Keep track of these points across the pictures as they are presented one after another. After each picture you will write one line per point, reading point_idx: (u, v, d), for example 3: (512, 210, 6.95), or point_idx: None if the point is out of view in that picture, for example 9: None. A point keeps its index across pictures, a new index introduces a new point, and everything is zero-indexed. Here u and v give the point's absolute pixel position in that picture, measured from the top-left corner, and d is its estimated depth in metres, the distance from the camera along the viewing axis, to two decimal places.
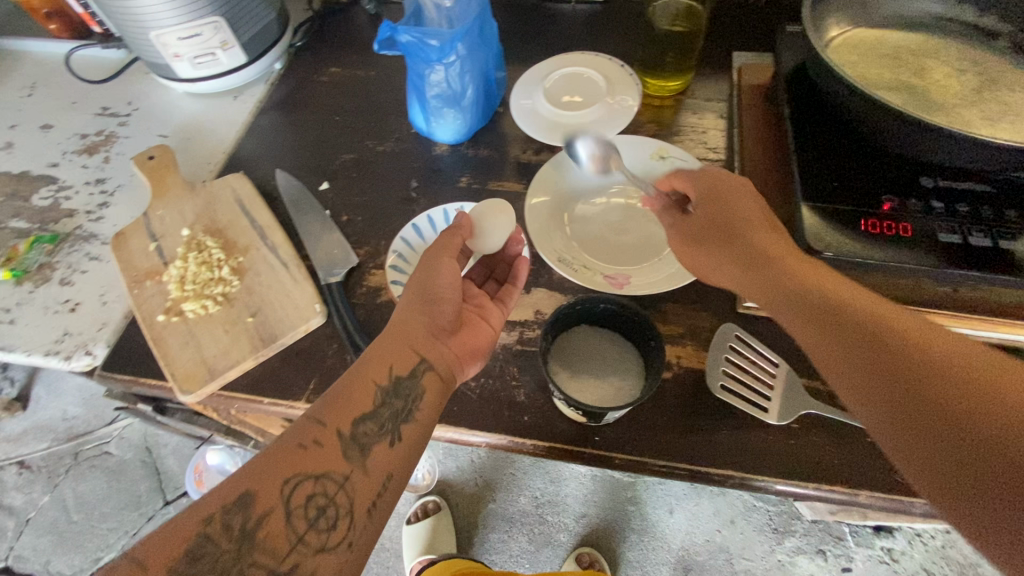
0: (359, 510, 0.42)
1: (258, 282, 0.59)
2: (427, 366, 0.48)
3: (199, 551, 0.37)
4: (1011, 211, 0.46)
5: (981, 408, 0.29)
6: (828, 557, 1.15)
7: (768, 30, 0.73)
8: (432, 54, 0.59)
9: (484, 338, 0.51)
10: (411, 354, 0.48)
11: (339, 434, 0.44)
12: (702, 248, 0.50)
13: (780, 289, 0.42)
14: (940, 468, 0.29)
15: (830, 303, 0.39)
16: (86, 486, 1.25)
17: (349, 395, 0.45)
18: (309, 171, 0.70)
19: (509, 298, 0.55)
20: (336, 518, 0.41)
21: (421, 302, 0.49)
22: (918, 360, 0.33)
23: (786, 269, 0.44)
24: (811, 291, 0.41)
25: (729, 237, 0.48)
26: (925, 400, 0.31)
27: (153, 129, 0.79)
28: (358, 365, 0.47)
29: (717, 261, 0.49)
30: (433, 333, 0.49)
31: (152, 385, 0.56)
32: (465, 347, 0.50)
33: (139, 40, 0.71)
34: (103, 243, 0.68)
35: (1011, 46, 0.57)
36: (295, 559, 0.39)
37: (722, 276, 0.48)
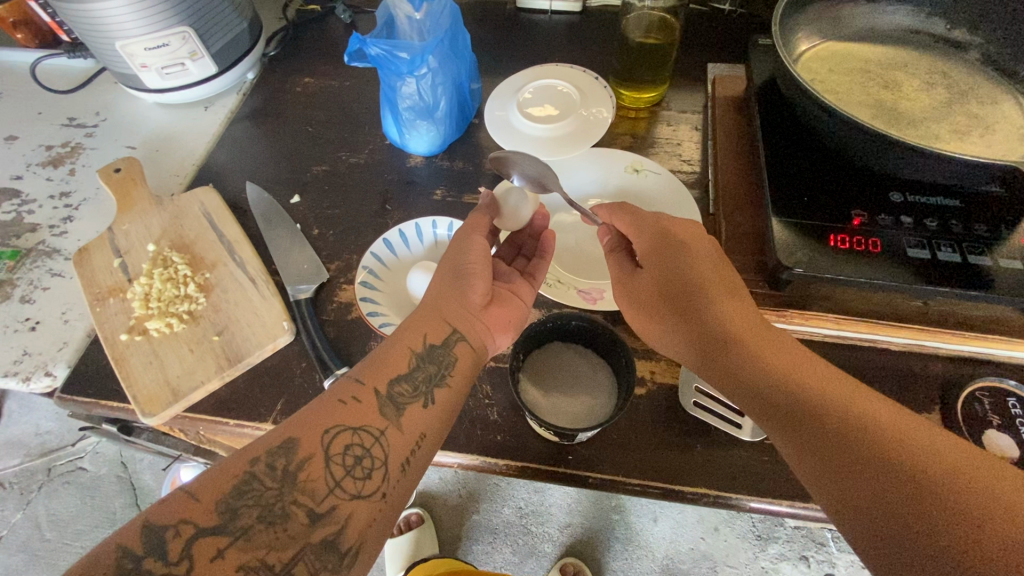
0: (394, 464, 0.41)
1: (225, 299, 0.58)
2: (459, 337, 0.48)
3: (245, 488, 0.37)
4: (978, 225, 0.46)
5: (911, 482, 0.30)
6: (811, 563, 1.15)
7: (742, 41, 0.74)
8: (402, 66, 0.58)
9: (514, 311, 0.51)
10: (444, 325, 0.48)
11: (376, 392, 0.44)
12: (636, 288, 0.50)
13: (720, 344, 0.43)
14: (880, 541, 0.30)
15: (768, 366, 0.40)
16: (59, 503, 1.21)
17: (387, 362, 0.45)
18: (281, 184, 0.69)
19: (538, 272, 0.55)
20: (372, 469, 0.40)
21: (451, 277, 0.50)
22: (853, 430, 0.34)
23: (727, 322, 0.44)
24: (739, 341, 0.42)
25: (670, 285, 0.47)
26: (861, 474, 0.32)
27: (121, 140, 0.77)
28: (398, 334, 0.48)
29: (657, 309, 0.48)
30: (463, 306, 0.49)
31: (113, 407, 0.54)
32: (497, 319, 0.50)
33: (105, 50, 0.69)
34: (66, 259, 0.66)
35: (980, 58, 0.58)
36: (332, 503, 0.39)
37: (650, 322, 0.48)
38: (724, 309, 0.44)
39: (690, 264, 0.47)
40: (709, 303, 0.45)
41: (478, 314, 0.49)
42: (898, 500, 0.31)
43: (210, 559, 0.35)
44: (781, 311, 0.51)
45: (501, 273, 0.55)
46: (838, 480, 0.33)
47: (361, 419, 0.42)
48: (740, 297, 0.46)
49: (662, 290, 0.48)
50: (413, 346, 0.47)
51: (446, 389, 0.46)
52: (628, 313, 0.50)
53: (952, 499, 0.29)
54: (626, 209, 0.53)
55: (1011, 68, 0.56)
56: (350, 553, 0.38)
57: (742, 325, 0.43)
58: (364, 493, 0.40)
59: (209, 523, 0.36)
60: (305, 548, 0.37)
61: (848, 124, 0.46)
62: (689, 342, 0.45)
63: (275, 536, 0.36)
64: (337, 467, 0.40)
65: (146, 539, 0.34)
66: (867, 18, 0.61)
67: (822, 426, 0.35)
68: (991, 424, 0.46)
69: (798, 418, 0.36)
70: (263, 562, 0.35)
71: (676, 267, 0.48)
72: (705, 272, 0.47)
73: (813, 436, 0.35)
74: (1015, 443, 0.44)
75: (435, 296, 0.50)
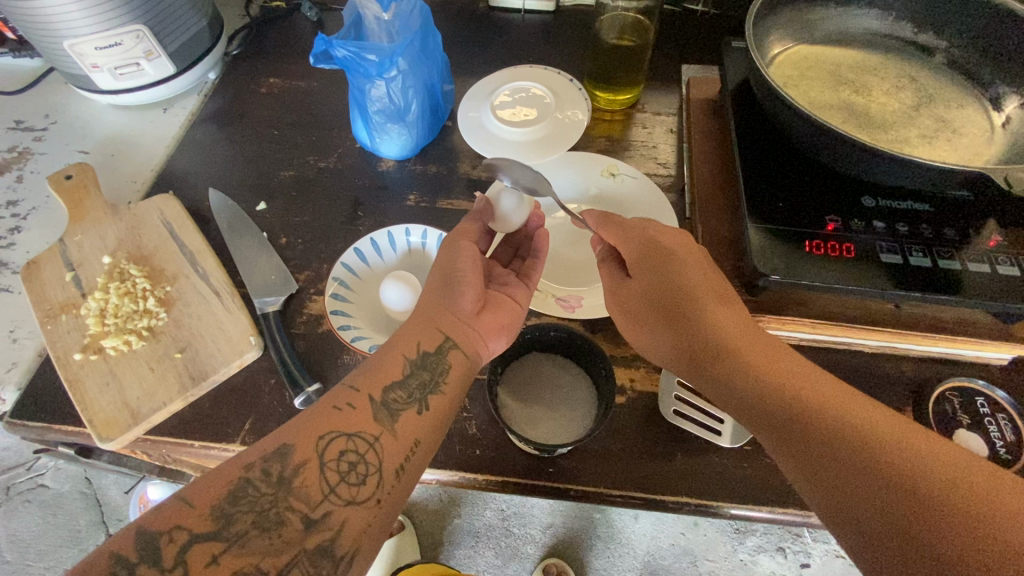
0: (389, 470, 0.40)
1: (187, 314, 0.55)
2: (453, 344, 0.46)
3: (241, 493, 0.36)
4: (947, 230, 0.47)
5: (893, 476, 0.31)
6: (788, 554, 1.17)
7: (715, 43, 0.74)
8: (371, 69, 0.56)
9: (510, 313, 0.49)
10: (437, 332, 0.46)
11: (371, 399, 0.42)
12: (625, 300, 0.49)
13: (708, 353, 0.42)
14: (876, 542, 0.30)
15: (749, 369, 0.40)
16: (18, 523, 1.14)
17: (381, 367, 0.43)
18: (246, 189, 0.66)
19: (534, 273, 0.53)
20: (368, 474, 0.39)
21: (441, 284, 0.48)
22: (838, 428, 0.34)
23: (713, 327, 0.43)
24: (725, 346, 0.42)
25: (658, 295, 0.47)
26: (848, 471, 0.33)
27: (72, 144, 0.73)
28: (392, 342, 0.45)
29: (646, 323, 0.47)
30: (455, 313, 0.47)
31: (68, 431, 0.51)
32: (493, 323, 0.48)
33: (51, 49, 0.65)
34: (14, 273, 0.62)
35: (946, 63, 0.59)
36: (327, 509, 0.37)
37: (640, 331, 0.48)
38: (714, 316, 0.44)
39: (681, 277, 0.46)
40: (700, 315, 0.44)
41: (472, 322, 0.47)
42: (885, 505, 0.31)
43: (205, 565, 0.34)
44: (757, 316, 0.51)
45: (497, 279, 0.53)
46: (826, 482, 0.33)
47: (361, 423, 0.40)
48: (734, 306, 0.45)
49: (654, 303, 0.47)
50: (409, 352, 0.45)
51: (443, 389, 0.44)
52: (620, 322, 0.50)
53: (935, 497, 0.29)
54: (610, 219, 0.52)
55: (975, 72, 0.57)
56: (345, 561, 0.36)
57: (734, 332, 0.43)
58: (361, 498, 0.38)
59: (203, 529, 0.35)
60: (301, 554, 0.35)
61: (822, 131, 0.46)
62: (677, 348, 0.45)
63: (269, 542, 0.35)
64: (333, 472, 0.38)
65: (140, 543, 0.34)
66: (837, 22, 0.61)
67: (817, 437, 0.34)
68: (960, 424, 0.47)
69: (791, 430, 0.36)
70: (259, 566, 0.34)
71: (661, 273, 0.47)
72: (692, 279, 0.46)
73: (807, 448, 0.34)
74: (984, 444, 0.46)
75: (423, 306, 0.47)
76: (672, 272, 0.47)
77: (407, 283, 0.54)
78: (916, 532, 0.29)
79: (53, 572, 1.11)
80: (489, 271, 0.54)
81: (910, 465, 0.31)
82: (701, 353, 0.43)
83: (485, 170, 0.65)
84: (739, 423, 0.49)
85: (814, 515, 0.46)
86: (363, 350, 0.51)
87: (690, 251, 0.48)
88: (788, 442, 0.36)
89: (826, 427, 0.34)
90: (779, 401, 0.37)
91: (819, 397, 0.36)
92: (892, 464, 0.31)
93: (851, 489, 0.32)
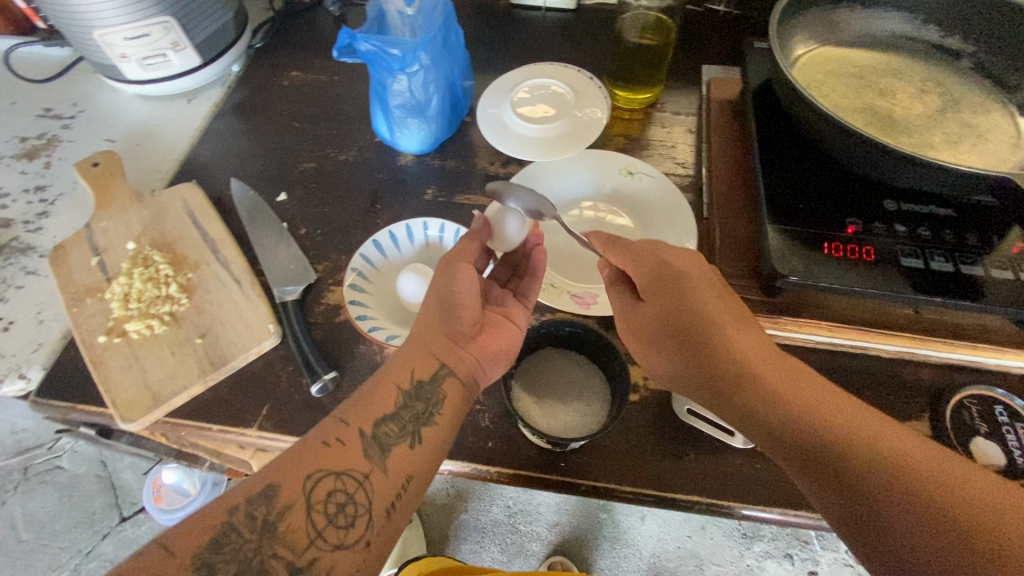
0: (379, 510, 0.40)
1: (208, 300, 0.57)
2: (448, 371, 0.45)
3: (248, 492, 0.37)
4: (971, 235, 0.46)
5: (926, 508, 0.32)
6: (795, 560, 1.16)
7: (736, 43, 0.73)
8: (393, 63, 0.57)
9: (508, 338, 0.49)
10: (432, 359, 0.46)
11: (361, 433, 0.42)
12: (637, 323, 0.48)
13: (728, 375, 0.42)
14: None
15: (772, 396, 0.40)
16: (36, 503, 1.17)
17: (373, 395, 0.44)
18: (267, 180, 0.67)
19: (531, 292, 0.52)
20: (356, 516, 0.39)
21: (437, 309, 0.48)
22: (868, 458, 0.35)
23: (732, 352, 0.43)
24: (746, 371, 0.42)
25: (674, 315, 0.46)
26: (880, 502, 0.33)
27: (98, 132, 0.74)
28: (386, 369, 0.45)
29: (660, 344, 0.46)
30: (452, 339, 0.47)
31: (91, 411, 0.52)
32: (490, 348, 0.48)
33: (82, 39, 0.67)
34: (42, 256, 0.64)
35: (973, 67, 0.58)
36: (315, 554, 0.37)
37: (655, 353, 0.47)
38: (735, 340, 0.43)
39: (701, 303, 0.45)
40: (721, 338, 0.44)
41: (469, 346, 0.47)
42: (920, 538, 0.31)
43: None
44: (773, 318, 0.51)
45: (493, 300, 0.52)
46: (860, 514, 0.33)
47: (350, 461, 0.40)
48: (751, 329, 0.45)
49: (671, 326, 0.46)
50: (404, 380, 0.45)
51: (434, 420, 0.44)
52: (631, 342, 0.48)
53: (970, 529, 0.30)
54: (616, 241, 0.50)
55: (1002, 77, 0.57)
56: None
57: (753, 355, 0.42)
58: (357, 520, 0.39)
59: None
60: None
61: (845, 132, 0.46)
62: (693, 369, 0.44)
63: None
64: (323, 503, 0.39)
65: None
66: (862, 23, 0.61)
67: (873, 491, 0.33)
68: (977, 432, 0.47)
69: (832, 476, 0.35)
70: None
71: (680, 293, 0.46)
72: (708, 302, 0.45)
73: (853, 496, 0.34)
74: (1001, 452, 0.45)
75: (423, 326, 0.47)
76: (690, 291, 0.46)
77: (423, 274, 0.54)
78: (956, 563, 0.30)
79: (68, 552, 1.13)
80: (485, 291, 0.53)
81: (949, 503, 0.31)
82: (728, 387, 0.42)
83: (502, 166, 0.66)
84: None
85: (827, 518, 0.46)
86: (378, 339, 0.52)
87: (703, 273, 0.47)
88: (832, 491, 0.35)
89: (866, 475, 0.34)
90: (823, 447, 0.36)
91: (858, 434, 0.36)
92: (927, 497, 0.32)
93: (885, 521, 0.32)
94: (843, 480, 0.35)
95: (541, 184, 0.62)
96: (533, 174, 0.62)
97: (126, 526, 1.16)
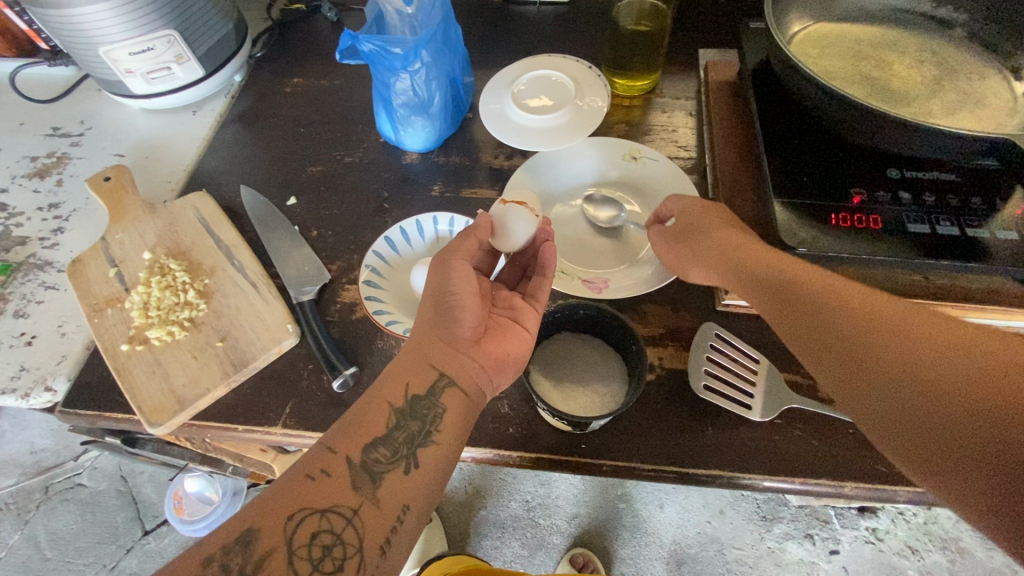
0: (371, 547, 0.38)
1: (226, 305, 0.57)
2: (448, 382, 0.44)
3: None
4: (975, 198, 0.47)
5: (923, 374, 0.33)
6: (816, 540, 1.17)
7: (730, 26, 0.74)
8: (395, 62, 0.57)
9: (514, 342, 0.47)
10: (430, 369, 0.45)
11: (349, 461, 0.41)
12: (683, 259, 0.51)
13: (750, 278, 0.45)
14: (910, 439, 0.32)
15: (790, 290, 0.42)
16: (60, 521, 1.18)
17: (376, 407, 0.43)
18: (276, 186, 0.68)
19: (540, 292, 0.50)
20: (345, 558, 0.37)
21: (434, 311, 0.46)
22: (861, 335, 0.37)
23: (754, 259, 0.46)
24: (771, 274, 0.44)
25: (700, 237, 0.49)
26: (881, 373, 0.35)
27: (107, 148, 0.75)
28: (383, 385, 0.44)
29: (700, 267, 0.50)
30: (453, 344, 0.45)
31: (118, 418, 0.53)
32: (494, 354, 0.46)
33: (87, 56, 0.68)
34: (60, 272, 0.65)
35: (967, 35, 0.58)
36: None
37: (698, 268, 0.50)
38: (758, 251, 0.46)
39: (723, 236, 0.48)
40: (744, 257, 0.46)
41: (471, 351, 0.46)
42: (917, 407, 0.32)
43: None
44: None
45: (500, 301, 0.51)
46: (861, 388, 0.35)
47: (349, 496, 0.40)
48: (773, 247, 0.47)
49: (705, 254, 0.49)
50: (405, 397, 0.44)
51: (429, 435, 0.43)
52: (671, 260, 0.52)
53: (961, 392, 0.31)
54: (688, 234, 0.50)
55: (997, 43, 0.57)
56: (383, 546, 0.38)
57: (777, 263, 0.44)
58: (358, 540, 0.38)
59: None
60: None
61: (845, 102, 0.46)
62: (725, 278, 0.47)
63: None
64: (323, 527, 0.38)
65: None
66: None
67: (876, 361, 0.35)
68: None
69: (852, 353, 0.36)
70: None
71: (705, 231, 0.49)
72: (730, 233, 0.48)
73: (890, 392, 0.34)
74: None
75: (422, 332, 0.46)
76: (712, 224, 0.49)
77: None
78: (944, 425, 0.31)
79: (93, 568, 1.14)
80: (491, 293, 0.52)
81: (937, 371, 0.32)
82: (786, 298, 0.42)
83: (507, 158, 0.67)
84: (770, 396, 0.49)
85: (849, 484, 0.46)
86: (397, 333, 0.53)
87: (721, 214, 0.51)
88: (872, 386, 0.35)
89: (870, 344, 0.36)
90: (832, 326, 0.38)
91: (867, 311, 0.37)
92: (923, 370, 0.33)
93: (878, 395, 0.34)
94: (852, 350, 0.36)
95: (545, 176, 0.63)
96: (538, 166, 0.63)
97: (149, 539, 1.17)
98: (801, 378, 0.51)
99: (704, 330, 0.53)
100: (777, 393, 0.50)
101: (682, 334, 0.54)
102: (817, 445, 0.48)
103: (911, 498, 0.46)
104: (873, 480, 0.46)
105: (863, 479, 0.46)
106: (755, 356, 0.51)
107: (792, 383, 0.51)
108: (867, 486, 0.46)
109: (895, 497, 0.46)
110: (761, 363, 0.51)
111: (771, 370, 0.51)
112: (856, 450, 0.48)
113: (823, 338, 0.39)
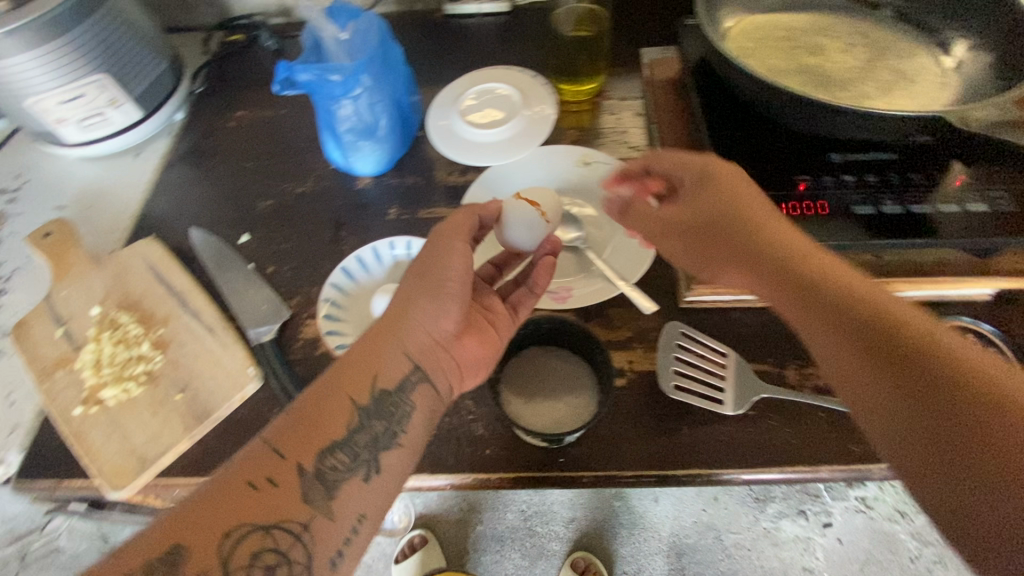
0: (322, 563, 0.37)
1: (184, 354, 0.56)
2: (417, 379, 0.44)
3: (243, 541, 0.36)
4: (915, 174, 0.48)
5: (951, 391, 0.31)
6: (809, 516, 1.19)
7: (669, 23, 0.75)
8: (336, 89, 0.57)
9: (489, 347, 0.48)
10: (405, 358, 0.44)
11: (300, 469, 0.38)
12: (668, 229, 0.50)
13: (762, 259, 0.43)
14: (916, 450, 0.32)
15: (813, 278, 0.40)
16: None
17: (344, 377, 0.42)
18: (227, 224, 0.66)
19: (523, 306, 0.52)
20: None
21: (423, 286, 0.46)
22: (897, 337, 0.35)
23: (768, 242, 0.44)
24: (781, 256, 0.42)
25: (702, 221, 0.47)
26: (905, 375, 0.33)
27: (47, 201, 0.73)
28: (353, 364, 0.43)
29: (685, 248, 0.49)
30: (436, 336, 0.46)
31: (78, 485, 0.51)
32: (466, 357, 0.47)
33: (14, 109, 0.65)
34: (5, 336, 0.62)
35: (893, 15, 0.60)
36: None
37: (675, 245, 0.50)
38: (779, 235, 0.44)
39: (736, 206, 0.46)
40: (755, 234, 0.44)
41: (449, 347, 0.46)
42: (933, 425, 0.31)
43: None
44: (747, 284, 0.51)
45: (482, 298, 0.52)
46: (880, 382, 0.34)
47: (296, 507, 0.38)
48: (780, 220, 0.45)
49: (694, 228, 0.48)
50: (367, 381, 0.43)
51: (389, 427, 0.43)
52: (658, 240, 0.51)
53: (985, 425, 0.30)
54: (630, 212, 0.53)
55: (922, 20, 0.59)
56: None
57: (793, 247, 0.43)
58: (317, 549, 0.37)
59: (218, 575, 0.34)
60: None
61: (781, 93, 0.47)
62: (728, 259, 0.46)
63: None
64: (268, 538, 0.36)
65: None
66: None
67: (900, 367, 0.34)
68: None
69: (878, 349, 0.35)
70: None
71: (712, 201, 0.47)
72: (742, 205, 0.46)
73: (912, 401, 0.32)
74: None
75: (403, 300, 0.46)
76: (729, 200, 0.46)
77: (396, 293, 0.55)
78: (957, 448, 0.30)
79: None
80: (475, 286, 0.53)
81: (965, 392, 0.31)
82: (794, 282, 0.41)
83: (461, 174, 0.66)
84: (740, 389, 0.50)
85: (825, 467, 0.47)
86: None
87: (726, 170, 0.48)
88: (884, 387, 0.34)
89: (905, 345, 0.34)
90: (861, 319, 0.37)
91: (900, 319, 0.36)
92: (952, 387, 0.31)
93: (892, 405, 0.33)
94: (877, 352, 0.35)
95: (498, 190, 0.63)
96: (490, 180, 0.63)
97: None
98: (769, 367, 0.51)
99: (670, 329, 0.53)
100: (747, 385, 0.50)
101: (650, 335, 0.54)
102: (790, 433, 0.48)
103: (885, 474, 0.47)
104: (846, 461, 0.47)
105: (837, 461, 0.47)
106: (722, 350, 0.52)
107: (760, 372, 0.51)
108: (842, 468, 0.47)
109: (869, 475, 0.47)
110: (729, 356, 0.51)
111: (739, 362, 0.51)
112: (827, 433, 0.48)
113: (831, 320, 0.38)
